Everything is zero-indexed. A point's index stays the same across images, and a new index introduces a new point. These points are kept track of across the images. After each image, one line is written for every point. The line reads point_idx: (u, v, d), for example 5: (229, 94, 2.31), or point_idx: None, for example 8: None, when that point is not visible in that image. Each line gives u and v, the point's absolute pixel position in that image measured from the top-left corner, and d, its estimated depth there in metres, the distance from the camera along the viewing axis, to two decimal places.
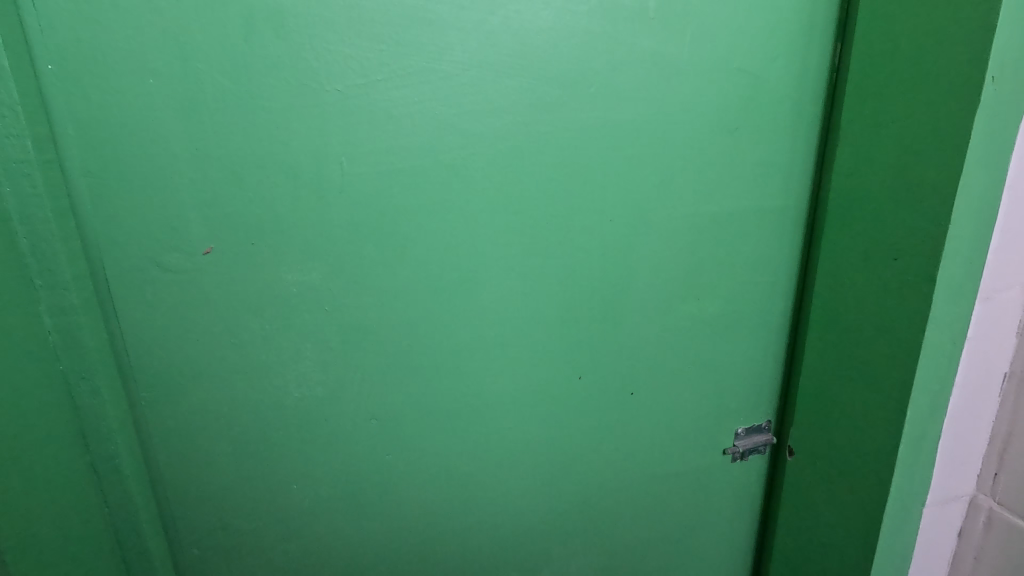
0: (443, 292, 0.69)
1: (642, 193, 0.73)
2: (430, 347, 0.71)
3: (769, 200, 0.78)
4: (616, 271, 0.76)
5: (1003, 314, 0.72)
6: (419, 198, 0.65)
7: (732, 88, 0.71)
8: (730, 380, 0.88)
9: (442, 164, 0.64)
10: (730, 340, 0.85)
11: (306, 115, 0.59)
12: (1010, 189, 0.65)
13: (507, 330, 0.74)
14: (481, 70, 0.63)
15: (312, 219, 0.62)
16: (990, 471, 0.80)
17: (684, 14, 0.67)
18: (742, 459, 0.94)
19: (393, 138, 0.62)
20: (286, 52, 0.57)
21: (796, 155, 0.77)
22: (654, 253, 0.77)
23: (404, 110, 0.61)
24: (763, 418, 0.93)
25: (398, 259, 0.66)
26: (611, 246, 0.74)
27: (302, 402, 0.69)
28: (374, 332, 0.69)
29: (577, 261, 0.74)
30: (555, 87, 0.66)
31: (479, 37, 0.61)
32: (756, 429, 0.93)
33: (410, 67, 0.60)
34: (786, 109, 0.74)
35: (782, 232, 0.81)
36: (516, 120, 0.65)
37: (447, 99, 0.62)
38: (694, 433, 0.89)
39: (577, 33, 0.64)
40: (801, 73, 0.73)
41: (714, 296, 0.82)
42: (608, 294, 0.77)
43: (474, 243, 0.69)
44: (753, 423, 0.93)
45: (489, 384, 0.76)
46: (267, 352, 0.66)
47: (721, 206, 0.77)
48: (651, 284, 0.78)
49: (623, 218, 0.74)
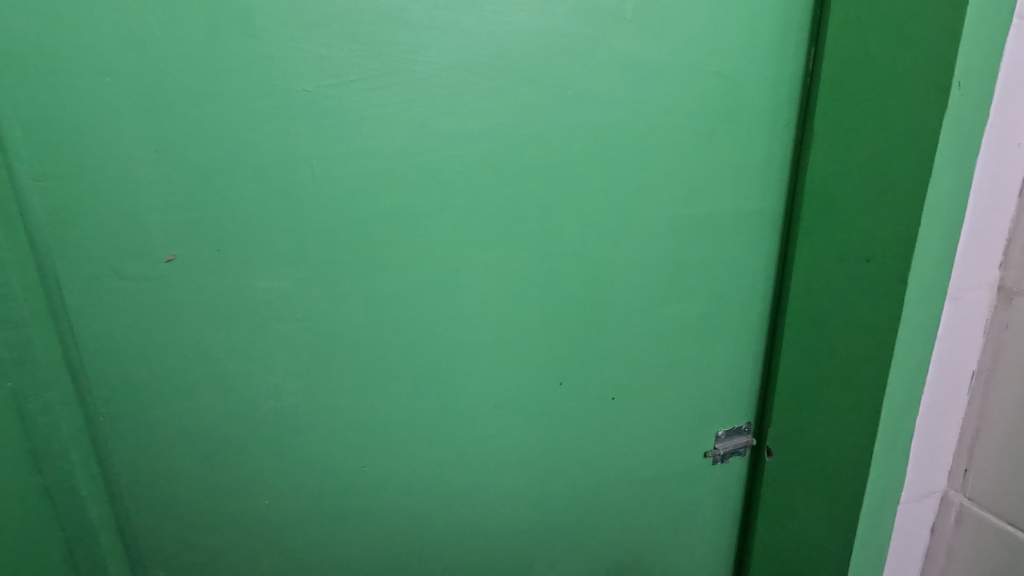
0: (421, 298, 0.68)
1: (620, 196, 0.73)
2: (409, 355, 0.70)
3: (746, 203, 0.79)
4: (595, 276, 0.76)
5: (972, 314, 0.74)
6: (394, 202, 0.63)
7: (708, 91, 0.72)
8: (709, 382, 0.88)
9: (418, 167, 0.63)
10: (709, 343, 0.85)
11: (275, 116, 0.57)
12: (976, 192, 0.67)
13: (487, 336, 0.73)
14: (456, 71, 0.61)
15: (284, 224, 0.60)
16: (960, 468, 0.82)
17: (661, 17, 0.67)
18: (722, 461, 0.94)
19: (367, 139, 0.60)
20: (254, 51, 0.54)
21: (771, 158, 0.78)
22: (633, 256, 0.76)
23: (378, 111, 0.60)
24: (742, 420, 0.93)
25: (374, 264, 0.64)
26: (590, 250, 0.74)
27: (274, 414, 0.66)
28: (350, 340, 0.67)
29: (556, 265, 0.73)
30: (532, 89, 0.65)
31: (454, 38, 0.60)
32: (735, 431, 0.93)
33: (384, 68, 0.59)
34: (761, 113, 0.75)
35: (758, 235, 0.82)
36: (493, 122, 0.64)
37: (422, 101, 0.61)
38: (675, 436, 0.89)
39: (554, 35, 0.64)
40: (776, 78, 0.74)
41: (692, 298, 0.82)
42: (588, 297, 0.76)
43: (452, 247, 0.67)
44: (732, 425, 0.93)
45: (469, 390, 0.74)
46: (236, 363, 0.63)
47: (699, 208, 0.77)
48: (630, 288, 0.78)
49: (603, 223, 0.73)
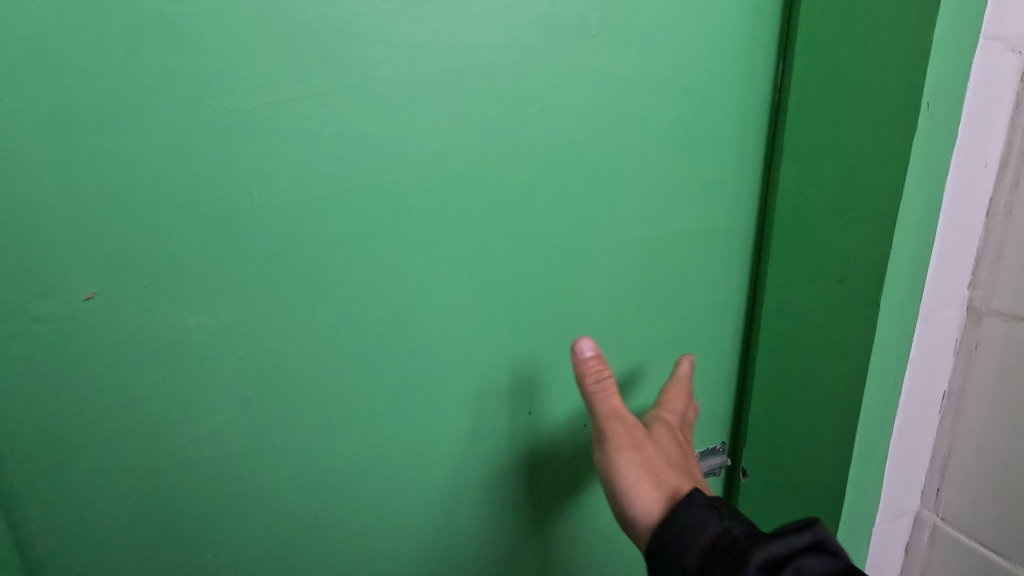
0: (375, 329, 0.63)
1: (587, 216, 0.70)
2: (364, 389, 0.65)
3: (717, 221, 0.77)
4: (563, 299, 0.72)
5: (942, 334, 0.73)
6: (344, 228, 0.58)
7: (676, 109, 0.69)
8: None
9: (370, 190, 0.58)
10: None
11: (207, 139, 0.51)
12: (945, 214, 0.66)
13: (449, 365, 0.69)
14: (409, 88, 0.57)
15: (220, 254, 0.55)
16: (933, 487, 0.81)
17: (627, 32, 0.64)
18: None
19: (313, 161, 0.55)
20: (181, 67, 0.49)
21: (742, 176, 0.76)
22: (602, 279, 0.73)
23: (323, 132, 0.55)
24: (718, 440, 0.90)
25: (324, 295, 0.60)
26: (557, 274, 0.71)
27: (215, 460, 0.61)
28: (299, 377, 0.62)
29: (522, 290, 0.69)
30: (493, 107, 0.61)
31: (407, 53, 0.56)
32: (710, 452, 0.90)
33: (330, 86, 0.54)
34: (731, 130, 0.73)
35: (731, 253, 0.80)
36: (451, 142, 0.60)
37: (372, 120, 0.56)
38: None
39: (515, 50, 0.60)
40: (745, 94, 0.72)
41: (664, 320, 0.79)
42: (556, 322, 0.73)
43: (409, 274, 0.63)
44: (707, 446, 0.89)
45: (431, 423, 0.70)
46: (170, 407, 0.58)
47: (669, 228, 0.75)
48: (599, 311, 0.75)
49: (569, 245, 0.70)
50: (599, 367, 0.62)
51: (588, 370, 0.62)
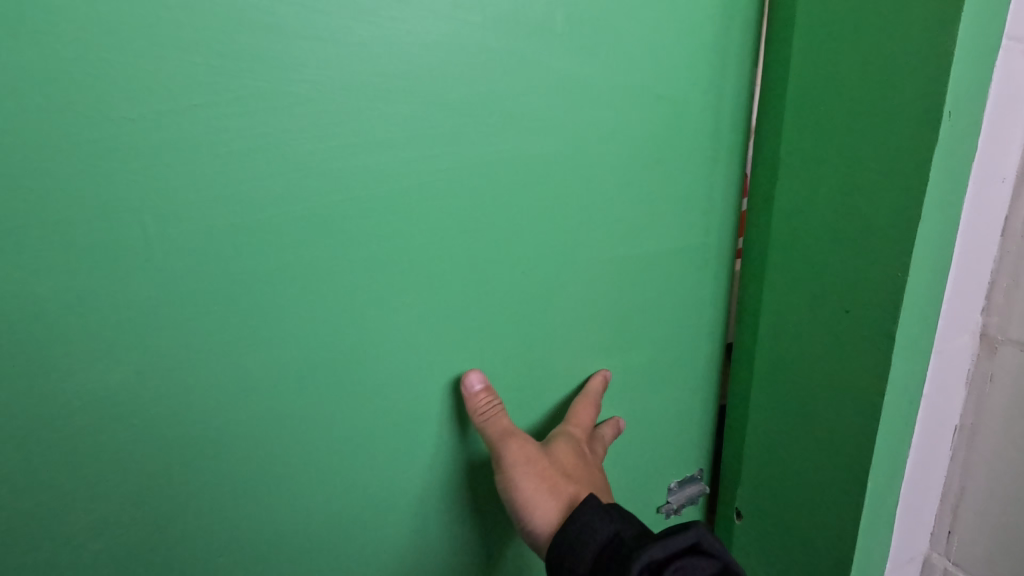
0: (311, 385, 0.51)
1: (559, 240, 0.60)
2: (299, 456, 0.53)
3: (697, 238, 0.69)
4: (541, 335, 0.63)
5: (955, 365, 0.66)
6: (268, 267, 0.46)
7: (654, 117, 0.61)
8: (663, 434, 0.78)
9: (300, 219, 0.46)
10: (660, 394, 0.75)
11: (69, 158, 0.38)
12: (963, 235, 0.59)
13: (404, 420, 0.58)
14: (346, 94, 0.46)
15: (99, 307, 0.42)
16: (942, 529, 0.75)
17: (600, 29, 0.55)
18: (676, 514, 0.84)
19: (223, 185, 0.43)
20: (25, 63, 0.36)
21: (721, 187, 0.69)
22: (576, 309, 0.64)
23: (235, 149, 0.43)
24: (697, 467, 0.84)
25: (243, 349, 0.47)
26: (526, 307, 0.61)
27: (104, 561, 0.48)
28: (213, 449, 0.49)
29: (487, 327, 0.59)
30: (447, 116, 0.51)
31: (343, 52, 0.45)
32: (689, 480, 0.84)
33: (242, 90, 0.42)
34: (711, 137, 0.66)
35: (711, 272, 0.72)
36: (400, 159, 0.49)
37: (300, 134, 0.45)
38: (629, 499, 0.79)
39: (471, 48, 0.50)
40: (726, 98, 0.65)
41: (642, 348, 0.71)
42: (526, 361, 0.63)
43: (352, 318, 0.51)
44: (686, 474, 0.83)
45: (382, 487, 0.59)
46: (36, 506, 0.44)
47: (646, 248, 0.66)
48: (573, 344, 0.66)
49: (539, 273, 0.60)
50: (488, 398, 0.58)
51: (478, 403, 0.58)
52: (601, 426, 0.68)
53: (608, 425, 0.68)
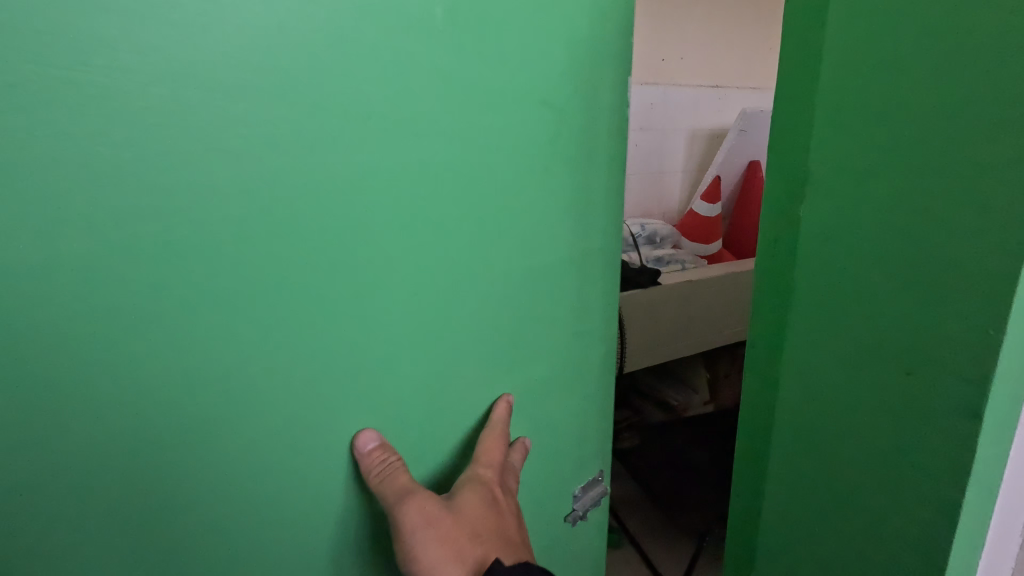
0: (172, 438, 0.42)
1: (455, 254, 0.55)
2: (172, 521, 0.44)
3: (576, 244, 0.68)
4: (447, 354, 0.59)
5: None
6: (99, 293, 0.37)
7: (537, 122, 0.59)
8: (562, 441, 0.77)
9: (146, 238, 0.37)
10: (555, 403, 0.74)
11: None
12: None
13: (284, 469, 0.49)
14: (180, 76, 0.37)
15: None
16: None
17: (478, 25, 0.51)
18: (582, 519, 0.86)
19: (25, 188, 0.33)
20: None
21: (596, 195, 0.68)
22: (473, 328, 0.60)
23: (38, 145, 0.33)
24: (597, 469, 0.86)
25: (75, 397, 0.38)
26: (424, 328, 0.55)
27: None
28: (38, 528, 0.38)
29: (382, 355, 0.53)
30: (324, 114, 0.43)
31: (176, 24, 0.36)
32: (592, 484, 0.85)
33: (32, 64, 0.32)
34: (583, 143, 0.64)
35: (595, 277, 0.72)
36: (262, 160, 0.41)
37: (126, 125, 0.35)
38: (559, 494, 0.81)
39: (340, 30, 0.42)
40: (598, 106, 0.64)
41: (536, 360, 0.69)
42: (424, 388, 0.58)
43: (219, 354, 0.42)
44: (588, 478, 0.85)
45: (268, 548, 0.51)
46: None
47: (535, 259, 0.64)
48: (473, 365, 0.62)
49: (434, 291, 0.55)
50: (384, 455, 0.54)
51: (373, 463, 0.53)
52: (509, 453, 0.66)
53: (517, 448, 0.67)
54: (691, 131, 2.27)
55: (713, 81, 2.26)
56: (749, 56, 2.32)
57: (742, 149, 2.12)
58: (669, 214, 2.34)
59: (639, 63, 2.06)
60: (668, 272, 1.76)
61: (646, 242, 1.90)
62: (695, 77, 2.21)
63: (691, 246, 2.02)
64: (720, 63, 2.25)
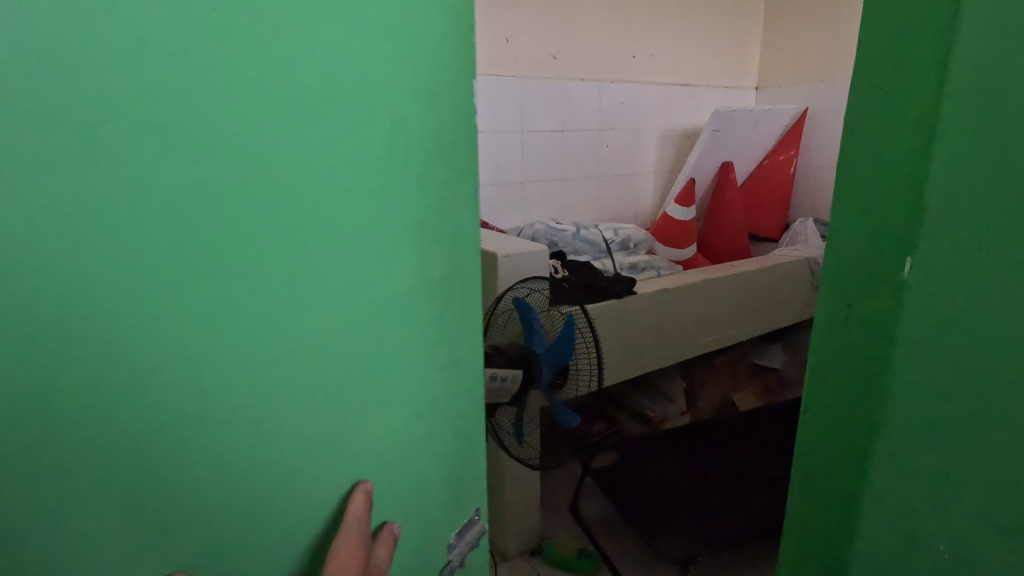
0: None
1: (246, 312, 0.42)
2: None
3: (434, 277, 0.56)
4: (247, 437, 0.45)
5: None
6: None
7: (358, 135, 0.46)
8: (435, 499, 0.64)
9: None
10: (425, 461, 0.62)
11: None
12: None
13: None
14: None
15: None
16: None
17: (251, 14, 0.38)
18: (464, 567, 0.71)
19: None
20: None
21: (454, 217, 0.57)
22: (289, 397, 0.47)
23: None
24: (472, 509, 0.71)
25: None
26: (203, 412, 0.42)
27: None
28: None
29: (131, 459, 0.39)
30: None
31: None
32: (467, 526, 0.71)
33: None
34: (428, 158, 0.53)
35: (462, 310, 0.61)
36: None
37: None
38: (432, 548, 0.66)
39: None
40: (445, 111, 0.53)
41: (389, 419, 0.56)
42: (216, 486, 0.44)
43: None
44: (461, 522, 0.70)
45: None
46: None
47: (374, 300, 0.51)
48: (295, 443, 0.49)
49: (219, 364, 0.42)
50: None
51: None
52: (375, 545, 0.56)
53: (382, 537, 0.57)
54: (662, 131, 2.20)
55: (684, 79, 2.20)
56: (719, 54, 2.27)
57: (714, 150, 2.06)
58: (641, 216, 2.26)
59: (608, 60, 1.97)
60: (643, 280, 1.68)
61: (620, 248, 1.81)
62: (666, 75, 2.14)
63: (666, 251, 1.94)
64: (691, 61, 2.19)
